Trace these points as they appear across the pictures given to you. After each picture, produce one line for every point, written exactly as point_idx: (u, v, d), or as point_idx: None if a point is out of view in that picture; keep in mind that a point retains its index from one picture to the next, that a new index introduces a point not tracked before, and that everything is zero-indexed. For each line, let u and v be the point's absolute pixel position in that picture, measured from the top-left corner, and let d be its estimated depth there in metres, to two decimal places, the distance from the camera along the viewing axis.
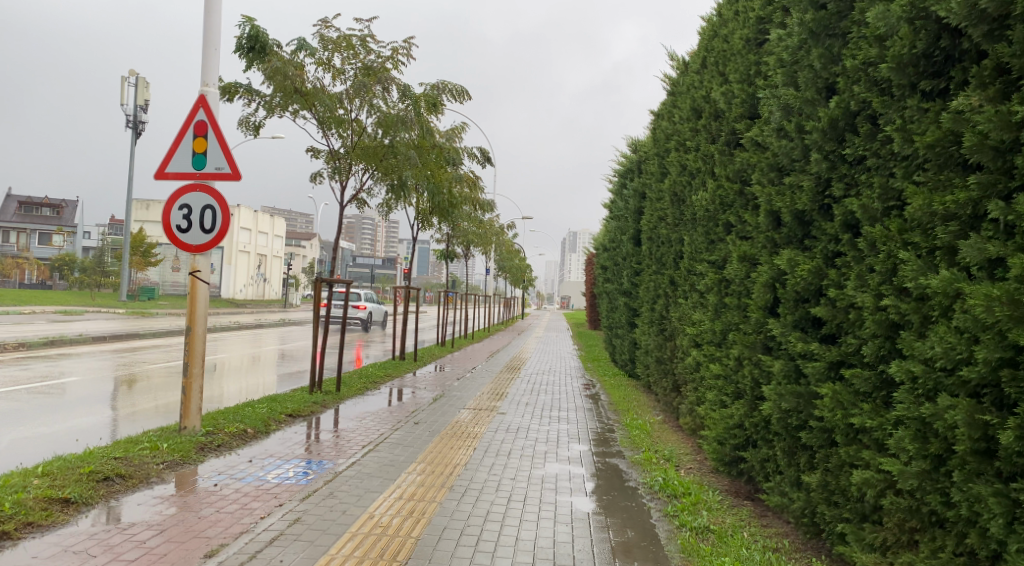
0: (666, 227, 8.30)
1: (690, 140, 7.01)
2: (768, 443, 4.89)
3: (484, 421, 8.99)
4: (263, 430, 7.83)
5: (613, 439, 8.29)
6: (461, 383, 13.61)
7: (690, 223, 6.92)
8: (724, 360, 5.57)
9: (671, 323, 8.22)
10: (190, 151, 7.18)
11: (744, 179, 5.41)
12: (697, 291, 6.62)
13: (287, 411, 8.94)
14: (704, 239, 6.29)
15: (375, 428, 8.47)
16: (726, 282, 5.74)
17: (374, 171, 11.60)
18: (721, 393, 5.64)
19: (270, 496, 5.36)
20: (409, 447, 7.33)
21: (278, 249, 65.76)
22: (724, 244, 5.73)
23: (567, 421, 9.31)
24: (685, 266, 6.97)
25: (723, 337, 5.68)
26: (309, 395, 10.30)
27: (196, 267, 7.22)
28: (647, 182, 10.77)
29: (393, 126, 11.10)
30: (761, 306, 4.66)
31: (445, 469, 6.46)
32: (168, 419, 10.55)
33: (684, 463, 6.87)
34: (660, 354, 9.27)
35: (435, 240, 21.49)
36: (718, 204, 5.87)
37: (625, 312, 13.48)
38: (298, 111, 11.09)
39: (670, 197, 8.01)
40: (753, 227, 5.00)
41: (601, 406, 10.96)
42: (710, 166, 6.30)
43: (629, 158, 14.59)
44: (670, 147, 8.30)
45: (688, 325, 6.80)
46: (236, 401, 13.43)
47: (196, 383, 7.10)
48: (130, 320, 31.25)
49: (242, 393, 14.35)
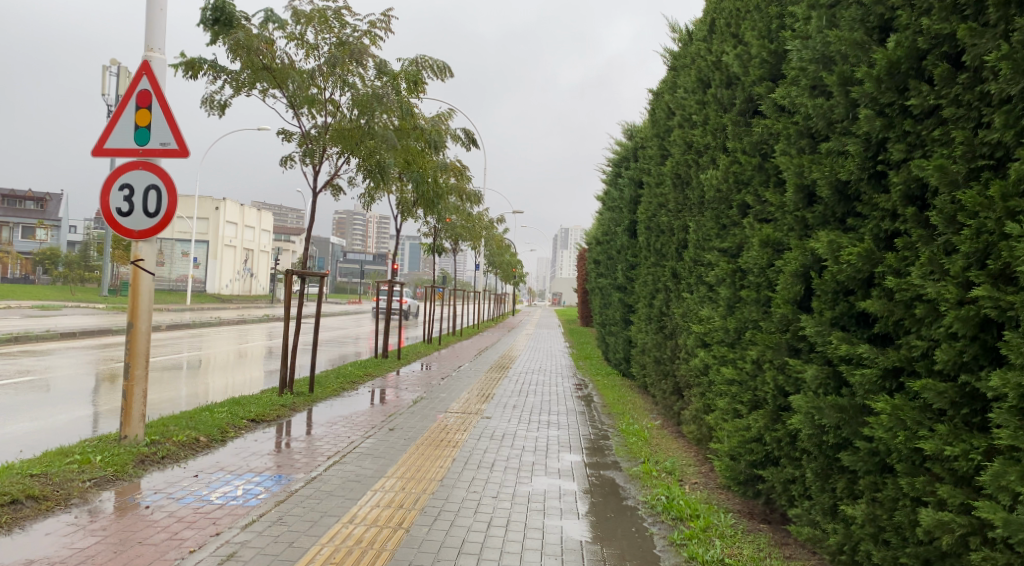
0: (667, 214, 7.56)
1: (696, 114, 6.27)
2: (794, 462, 4.14)
3: (466, 427, 8.21)
4: (218, 439, 7.01)
5: (607, 447, 7.55)
6: (445, 383, 12.82)
7: (698, 208, 6.17)
8: (738, 363, 4.83)
9: (672, 320, 7.49)
10: (132, 125, 6.34)
11: (764, 152, 4.67)
12: (705, 283, 5.87)
13: (249, 415, 8.13)
14: (715, 224, 5.55)
15: (345, 435, 7.68)
16: (741, 274, 5.00)
17: (350, 155, 10.77)
18: (735, 402, 4.89)
19: (207, 523, 4.59)
20: (380, 458, 6.55)
21: (266, 245, 64.74)
22: (739, 229, 4.99)
23: (558, 426, 8.56)
24: (690, 256, 6.22)
25: (737, 336, 4.94)
26: (278, 397, 9.48)
27: (138, 256, 6.40)
28: (646, 168, 10.03)
29: (370, 106, 10.29)
30: (789, 298, 3.92)
31: (419, 485, 5.68)
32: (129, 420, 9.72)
33: (688, 477, 6.13)
34: (659, 353, 8.51)
35: (422, 233, 20.69)
36: (730, 181, 5.12)
37: (619, 308, 12.75)
38: (267, 90, 10.29)
39: (672, 181, 7.28)
40: (778, 207, 4.26)
41: (593, 409, 10.21)
42: (721, 140, 5.56)
43: (624, 145, 13.86)
44: (673, 127, 7.56)
45: (694, 323, 6.06)
46: (211, 399, 12.60)
47: (139, 386, 6.27)
48: (108, 315, 30.28)
49: (226, 389, 13.59)
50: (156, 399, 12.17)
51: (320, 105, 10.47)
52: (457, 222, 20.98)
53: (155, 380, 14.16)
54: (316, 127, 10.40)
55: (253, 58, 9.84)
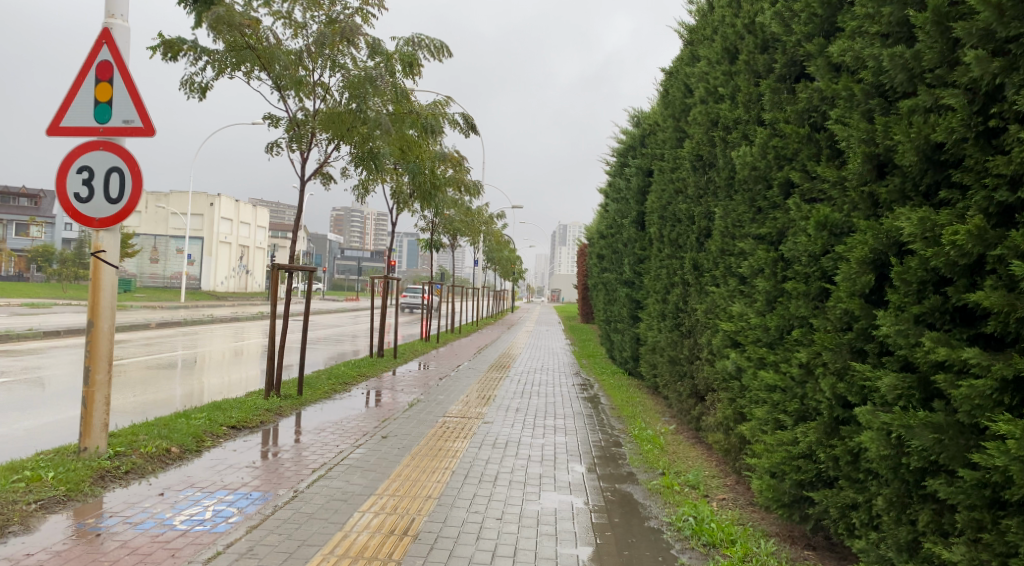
0: (686, 201, 6.90)
1: (723, 87, 5.61)
2: (856, 485, 3.49)
3: (466, 434, 7.56)
4: (192, 450, 6.35)
5: (621, 456, 6.89)
6: (443, 383, 12.15)
7: (725, 191, 5.53)
8: (781, 367, 4.19)
9: (692, 316, 6.83)
10: (91, 100, 5.64)
11: (813, 122, 4.02)
12: (735, 276, 5.24)
13: (230, 422, 7.47)
14: (747, 207, 4.90)
15: (334, 444, 7.01)
16: (784, 263, 4.34)
17: (341, 141, 10.09)
18: (777, 411, 4.25)
19: (166, 555, 3.93)
20: (369, 471, 5.89)
21: (262, 241, 63.99)
22: (780, 212, 4.34)
23: (565, 432, 7.90)
24: (716, 246, 5.57)
25: (779, 335, 4.29)
26: (263, 400, 8.82)
27: (100, 246, 5.70)
28: (657, 155, 9.38)
29: (361, 87, 9.60)
30: (855, 290, 3.27)
31: (414, 504, 5.03)
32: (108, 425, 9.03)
33: (715, 493, 5.49)
34: (674, 353, 7.86)
35: (419, 228, 20.01)
36: (767, 157, 4.47)
37: (626, 304, 12.09)
38: (252, 71, 9.59)
39: (692, 164, 6.63)
40: (836, 183, 3.61)
41: (601, 411, 9.56)
42: (753, 113, 4.90)
43: (630, 133, 13.20)
44: (692, 105, 6.89)
45: (721, 320, 5.42)
46: (204, 398, 11.95)
47: (100, 392, 5.60)
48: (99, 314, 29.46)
49: (224, 388, 12.93)
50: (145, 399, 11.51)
51: (308, 88, 9.78)
52: (455, 216, 20.29)
53: (145, 379, 13.50)
54: (304, 111, 9.71)
55: (236, 37, 9.12)
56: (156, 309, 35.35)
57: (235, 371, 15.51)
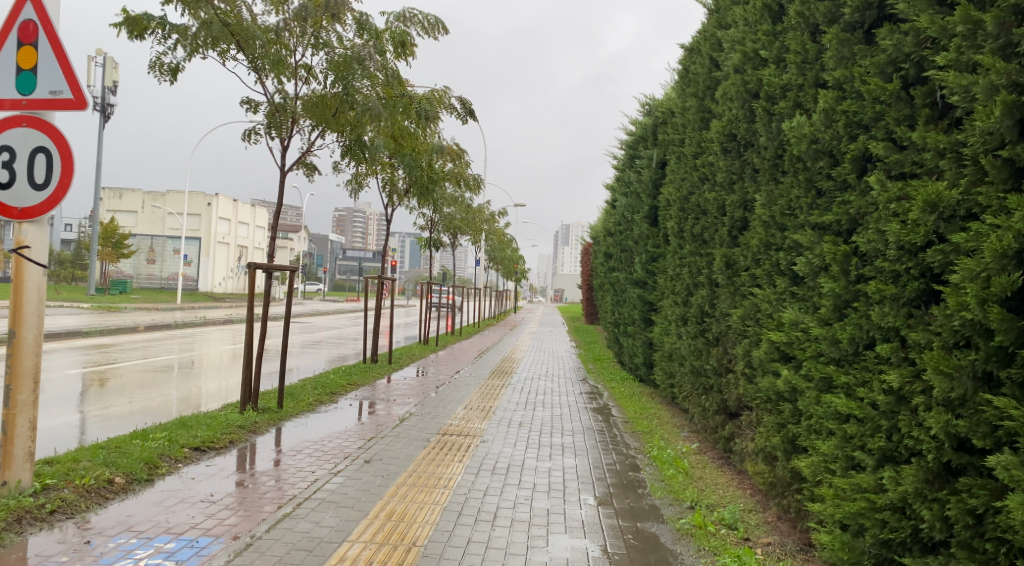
0: (715, 189, 5.99)
1: (765, 50, 4.71)
2: (977, 558, 2.58)
3: (462, 456, 6.65)
4: (141, 479, 5.45)
5: (640, 484, 5.99)
6: (441, 392, 11.25)
7: (771, 173, 4.61)
8: (857, 393, 3.29)
9: (722, 321, 5.93)
10: (12, 67, 4.75)
11: (902, 75, 3.10)
12: (785, 275, 4.32)
13: (192, 443, 6.58)
14: (804, 190, 3.98)
15: (309, 469, 6.10)
16: (859, 258, 3.42)
17: (326, 128, 9.15)
18: (851, 448, 3.34)
19: None
20: (345, 509, 4.98)
21: (262, 241, 63.22)
22: (853, 193, 3.42)
23: (573, 452, 7.00)
24: (757, 239, 4.65)
25: (853, 351, 3.38)
26: (237, 416, 7.92)
27: (21, 241, 4.78)
28: (673, 142, 8.48)
29: (347, 67, 8.67)
30: (990, 295, 2.38)
31: (396, 554, 4.15)
32: (75, 438, 8.14)
33: (756, 536, 4.59)
34: (697, 363, 6.96)
35: (417, 227, 19.05)
36: (835, 125, 3.55)
37: (638, 306, 11.18)
38: (227, 51, 8.64)
39: (723, 145, 5.72)
40: (948, 150, 2.71)
41: (613, 425, 8.66)
42: (809, 76, 3.99)
43: (641, 123, 12.28)
44: (723, 79, 5.98)
45: (765, 329, 4.50)
46: (204, 402, 11.13)
47: (24, 415, 4.71)
48: (94, 316, 28.63)
49: (220, 392, 12.11)
50: (133, 405, 10.68)
51: (290, 70, 8.84)
52: (455, 214, 19.36)
53: (138, 383, 12.67)
54: (284, 94, 8.77)
55: (207, 10, 8.18)
56: (153, 311, 34.52)
57: (231, 374, 14.65)
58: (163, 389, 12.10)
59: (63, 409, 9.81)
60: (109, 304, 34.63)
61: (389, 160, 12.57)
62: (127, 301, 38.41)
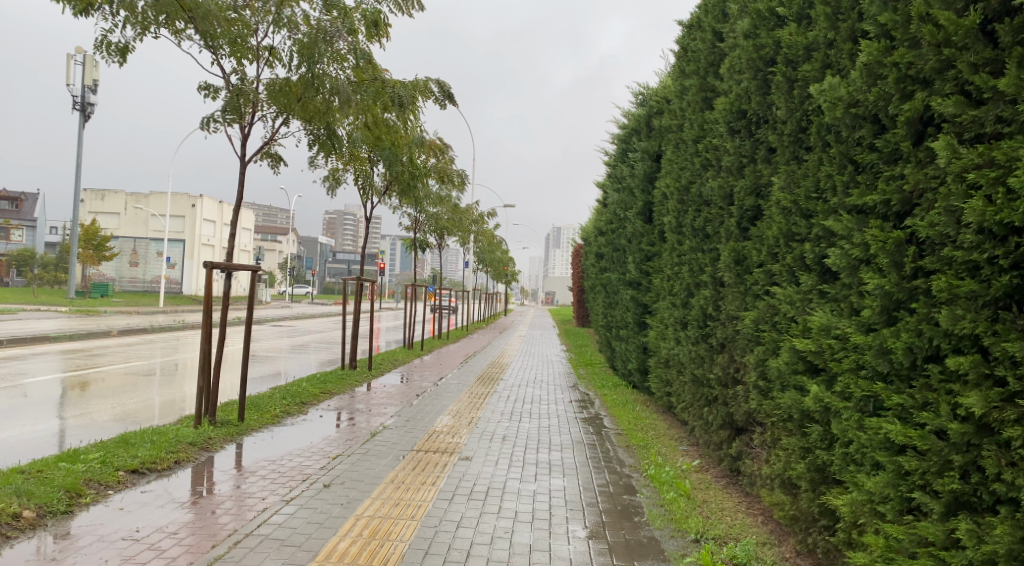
0: (721, 175, 5.28)
1: (786, 7, 4.01)
2: None
3: (436, 477, 5.89)
4: (58, 512, 4.70)
5: (637, 510, 5.26)
6: (422, 400, 10.48)
7: (792, 151, 3.93)
8: (916, 417, 2.58)
9: (729, 323, 5.22)
10: None
11: (980, 9, 2.41)
12: (812, 270, 3.61)
13: (130, 464, 5.81)
14: (838, 167, 3.28)
15: (260, 495, 5.34)
16: (916, 247, 2.71)
17: (292, 115, 8.37)
18: (906, 488, 2.63)
19: None
20: (290, 548, 4.24)
21: (248, 244, 62.20)
22: (908, 165, 2.72)
23: (561, 472, 6.26)
24: (777, 228, 3.94)
25: (910, 364, 2.67)
26: (188, 431, 7.13)
27: None
28: (670, 129, 7.79)
29: (313, 48, 7.88)
30: None
31: None
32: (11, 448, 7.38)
33: None
34: (699, 371, 6.25)
35: (403, 226, 18.28)
36: (882, 82, 2.85)
37: (631, 308, 10.50)
38: (181, 30, 7.84)
39: (730, 124, 5.03)
40: None
41: (606, 438, 7.94)
42: (844, 28, 3.29)
43: (633, 114, 11.59)
44: (730, 51, 5.29)
45: (788, 334, 3.79)
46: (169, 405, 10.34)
47: None
48: (72, 319, 27.78)
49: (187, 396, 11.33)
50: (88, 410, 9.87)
51: (251, 51, 8.06)
52: (441, 213, 18.61)
53: (99, 387, 11.87)
54: (245, 77, 7.98)
55: None
56: (132, 314, 33.58)
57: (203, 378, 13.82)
58: (125, 392, 11.32)
59: (10, 414, 9.02)
60: (87, 308, 33.72)
61: (367, 154, 11.80)
62: (108, 305, 37.31)
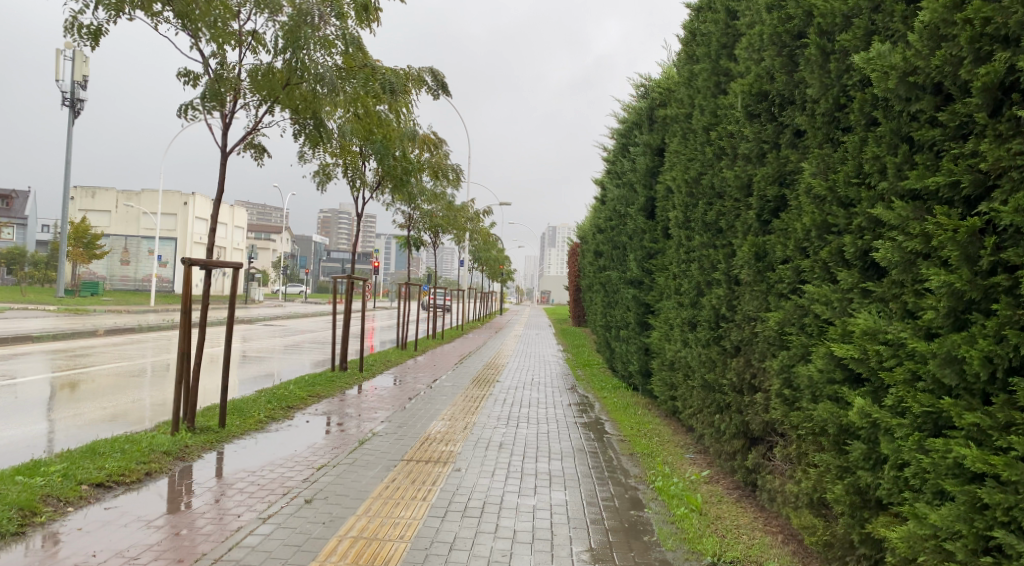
0: (737, 163, 4.86)
1: None
2: None
3: (428, 491, 5.45)
4: (7, 534, 4.24)
5: (645, 528, 4.83)
6: (414, 404, 10.01)
7: (826, 133, 3.52)
8: (998, 441, 2.17)
9: (746, 324, 4.80)
10: None
11: None
12: (853, 266, 3.19)
13: (95, 477, 5.34)
14: (888, 147, 2.86)
15: (236, 511, 4.89)
16: (994, 238, 2.29)
17: (276, 104, 7.91)
18: (984, 525, 2.21)
19: None
20: None
21: (241, 242, 61.52)
22: (984, 140, 2.30)
23: (562, 484, 5.82)
24: (809, 218, 3.50)
25: (989, 377, 2.25)
26: (163, 438, 6.66)
27: None
28: (677, 118, 7.37)
29: (298, 32, 7.41)
30: None
31: None
32: None
33: None
34: (710, 375, 5.82)
35: (396, 224, 17.81)
36: (949, 44, 2.44)
37: (632, 307, 10.07)
38: (158, 13, 7.38)
39: (748, 108, 4.62)
40: None
41: (607, 444, 7.51)
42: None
43: (634, 107, 11.17)
44: (747, 29, 4.87)
45: (823, 337, 3.37)
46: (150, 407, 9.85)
47: None
48: (58, 318, 27.18)
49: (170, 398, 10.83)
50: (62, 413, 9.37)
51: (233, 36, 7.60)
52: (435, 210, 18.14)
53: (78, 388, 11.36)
54: (225, 63, 7.52)
55: None
56: (122, 313, 33.00)
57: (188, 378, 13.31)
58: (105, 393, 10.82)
59: None
60: (76, 306, 33.15)
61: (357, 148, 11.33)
62: (98, 304, 36.73)
